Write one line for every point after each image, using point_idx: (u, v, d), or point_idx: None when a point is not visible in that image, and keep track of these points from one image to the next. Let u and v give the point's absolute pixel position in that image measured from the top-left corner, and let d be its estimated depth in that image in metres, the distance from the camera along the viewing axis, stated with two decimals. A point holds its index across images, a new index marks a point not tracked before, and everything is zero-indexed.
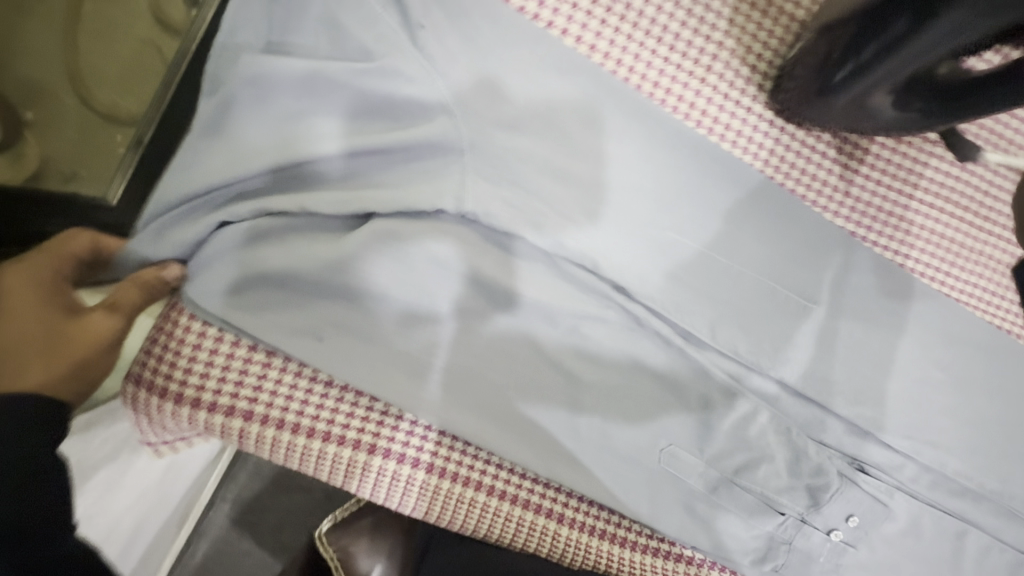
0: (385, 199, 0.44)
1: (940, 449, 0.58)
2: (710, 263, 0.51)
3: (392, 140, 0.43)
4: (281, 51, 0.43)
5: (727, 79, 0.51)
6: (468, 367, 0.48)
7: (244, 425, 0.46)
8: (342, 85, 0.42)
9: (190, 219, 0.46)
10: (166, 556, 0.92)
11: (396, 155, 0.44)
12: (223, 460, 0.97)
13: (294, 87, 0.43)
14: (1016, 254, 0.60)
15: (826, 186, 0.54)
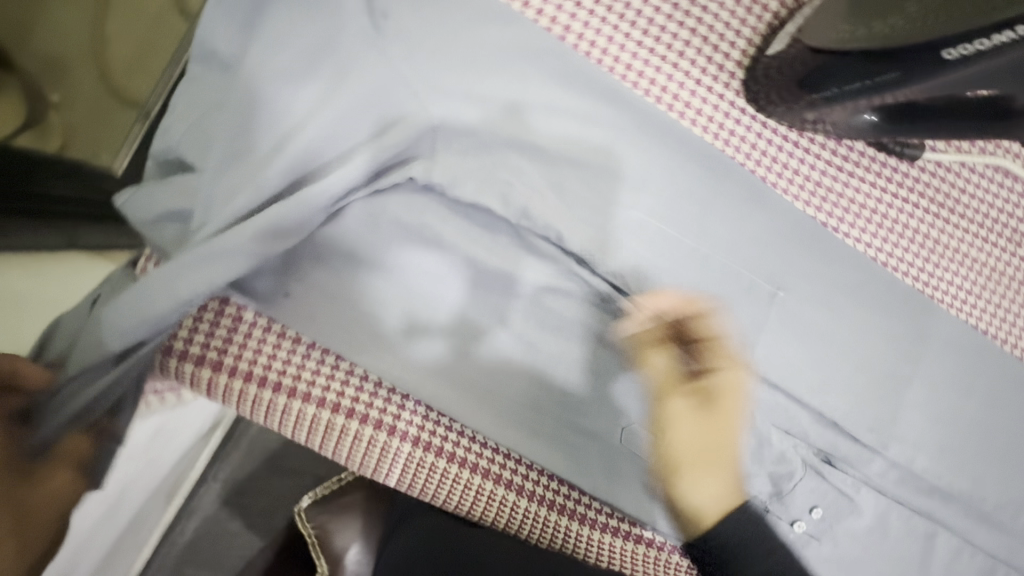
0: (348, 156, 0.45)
1: (906, 443, 0.58)
2: (676, 244, 0.52)
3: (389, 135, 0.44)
4: (266, 22, 0.47)
5: (699, 65, 0.51)
6: (430, 344, 0.49)
7: (213, 375, 0.48)
8: (352, 67, 0.45)
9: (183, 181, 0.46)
10: (156, 526, 0.95)
11: (394, 154, 0.45)
12: (213, 438, 0.99)
13: (316, 64, 0.46)
14: (993, 253, 0.60)
15: (800, 175, 0.54)
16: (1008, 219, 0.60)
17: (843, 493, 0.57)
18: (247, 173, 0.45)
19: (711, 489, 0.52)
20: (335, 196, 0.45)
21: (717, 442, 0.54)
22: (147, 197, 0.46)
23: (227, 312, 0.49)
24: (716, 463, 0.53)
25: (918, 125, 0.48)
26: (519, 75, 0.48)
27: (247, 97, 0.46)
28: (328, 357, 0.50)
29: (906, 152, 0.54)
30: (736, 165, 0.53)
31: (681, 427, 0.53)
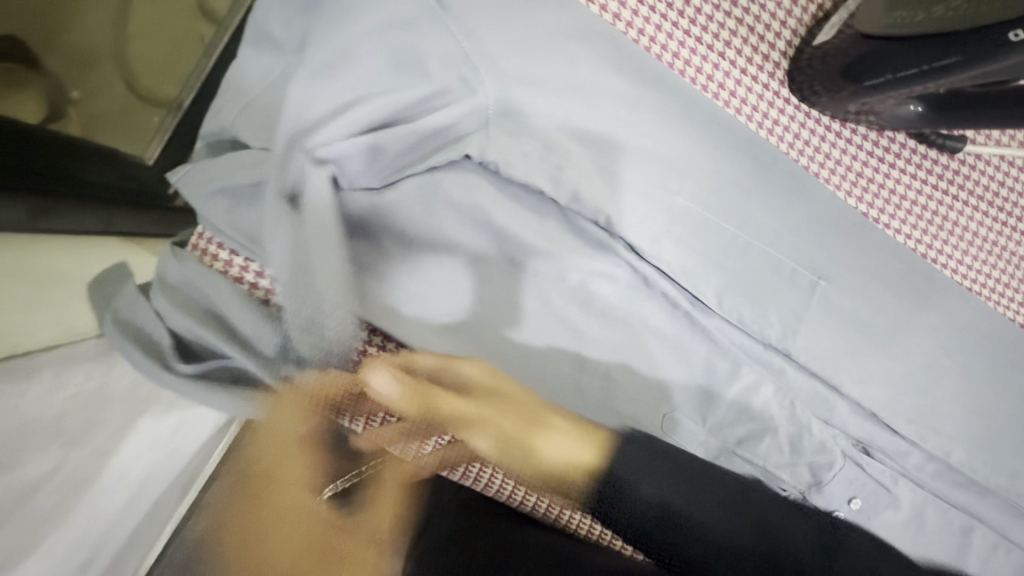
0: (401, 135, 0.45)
1: (945, 437, 0.58)
2: (719, 232, 0.53)
3: (444, 115, 0.45)
4: (320, 3, 0.47)
5: (746, 54, 0.52)
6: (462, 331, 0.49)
7: None
8: (408, 50, 0.46)
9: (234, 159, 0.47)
10: None
11: (447, 131, 0.46)
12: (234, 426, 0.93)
13: (371, 45, 0.46)
14: None
15: (842, 165, 0.54)
16: None
17: (881, 485, 0.57)
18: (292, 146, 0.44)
19: (572, 457, 0.48)
20: (394, 170, 0.47)
21: (526, 401, 0.49)
22: (201, 171, 0.47)
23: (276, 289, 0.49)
24: (523, 429, 0.48)
25: (965, 114, 0.48)
26: (569, 60, 0.48)
27: (298, 78, 0.46)
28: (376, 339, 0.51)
29: (948, 144, 0.55)
30: (781, 154, 0.53)
31: (484, 407, 0.47)
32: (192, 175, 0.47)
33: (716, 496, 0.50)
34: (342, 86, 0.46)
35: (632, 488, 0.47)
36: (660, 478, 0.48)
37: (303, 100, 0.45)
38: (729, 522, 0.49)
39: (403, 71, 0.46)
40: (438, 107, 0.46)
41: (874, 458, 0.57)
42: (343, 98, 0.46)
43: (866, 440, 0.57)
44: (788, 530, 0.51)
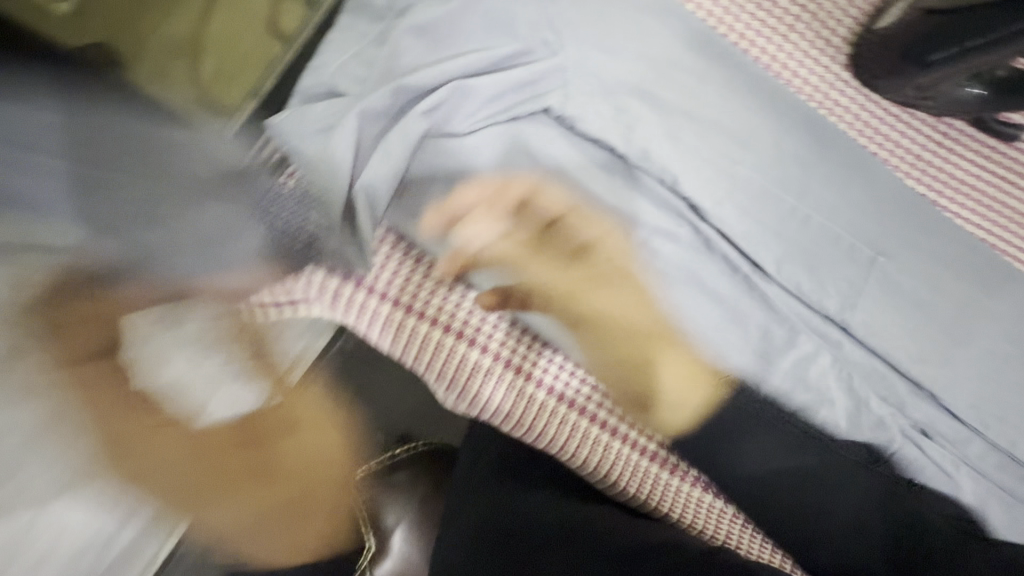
0: (492, 85, 0.50)
1: (1010, 427, 0.56)
2: (779, 202, 0.55)
3: (530, 71, 0.50)
4: None
5: (807, 39, 0.55)
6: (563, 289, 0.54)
7: (345, 286, 0.56)
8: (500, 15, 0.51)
9: (324, 105, 0.52)
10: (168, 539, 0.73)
11: (528, 88, 0.51)
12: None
13: (465, 9, 0.51)
14: None
15: (902, 148, 0.56)
16: None
17: (941, 471, 0.56)
18: (392, 94, 0.49)
19: (685, 389, 0.53)
20: (478, 121, 0.51)
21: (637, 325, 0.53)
22: (296, 114, 0.52)
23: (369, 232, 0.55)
24: (639, 301, 0.53)
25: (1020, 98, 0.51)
26: (644, 33, 0.52)
27: (399, 35, 0.50)
28: (453, 288, 0.57)
29: (1006, 131, 0.56)
30: (840, 132, 0.56)
31: (619, 296, 0.52)
32: (288, 120, 0.51)
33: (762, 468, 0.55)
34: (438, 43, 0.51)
35: (740, 450, 0.55)
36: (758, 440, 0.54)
37: (402, 55, 0.50)
38: (884, 533, 0.54)
39: (492, 33, 0.51)
40: (521, 64, 0.51)
41: (935, 444, 0.56)
42: (439, 55, 0.51)
43: (927, 424, 0.56)
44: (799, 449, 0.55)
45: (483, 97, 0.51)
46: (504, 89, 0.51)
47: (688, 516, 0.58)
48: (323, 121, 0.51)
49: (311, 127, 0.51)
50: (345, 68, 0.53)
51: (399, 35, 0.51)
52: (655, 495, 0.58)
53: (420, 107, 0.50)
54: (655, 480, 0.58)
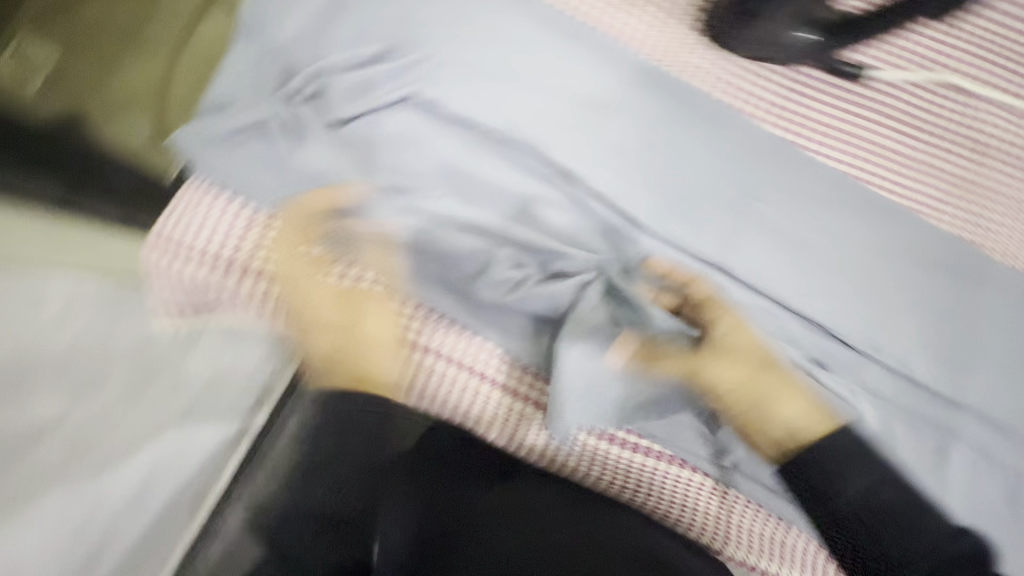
0: (365, 77, 0.55)
1: (900, 349, 0.59)
2: (650, 160, 0.58)
3: (396, 65, 0.55)
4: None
5: (658, 11, 0.60)
6: (535, 295, 0.57)
7: (249, 281, 0.59)
8: (363, 15, 0.55)
9: (218, 118, 0.56)
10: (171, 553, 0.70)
11: (394, 80, 0.55)
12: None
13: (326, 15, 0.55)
14: (973, 168, 0.62)
15: (759, 99, 0.60)
16: (991, 136, 0.62)
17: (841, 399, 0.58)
18: (278, 101, 0.56)
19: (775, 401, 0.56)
20: (360, 109, 0.55)
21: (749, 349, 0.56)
22: (195, 129, 0.56)
23: (265, 230, 0.58)
24: (781, 381, 0.56)
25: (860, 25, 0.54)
26: (502, 18, 0.56)
27: (281, 49, 0.56)
28: (353, 275, 0.59)
29: (848, 72, 0.60)
30: (698, 91, 0.59)
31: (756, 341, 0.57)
32: (189, 142, 0.56)
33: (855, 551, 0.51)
34: (314, 50, 0.56)
35: (839, 485, 0.51)
36: (865, 477, 0.50)
37: (285, 71, 0.56)
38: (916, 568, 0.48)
39: (357, 37, 0.55)
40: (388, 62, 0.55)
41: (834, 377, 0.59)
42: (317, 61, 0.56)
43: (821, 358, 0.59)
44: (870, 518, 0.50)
45: (359, 92, 0.55)
46: (380, 80, 0.55)
47: (608, 474, 0.61)
48: (219, 132, 0.56)
49: (210, 141, 0.56)
50: (230, 87, 0.57)
51: (281, 53, 0.56)
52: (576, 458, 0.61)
53: (308, 107, 0.56)
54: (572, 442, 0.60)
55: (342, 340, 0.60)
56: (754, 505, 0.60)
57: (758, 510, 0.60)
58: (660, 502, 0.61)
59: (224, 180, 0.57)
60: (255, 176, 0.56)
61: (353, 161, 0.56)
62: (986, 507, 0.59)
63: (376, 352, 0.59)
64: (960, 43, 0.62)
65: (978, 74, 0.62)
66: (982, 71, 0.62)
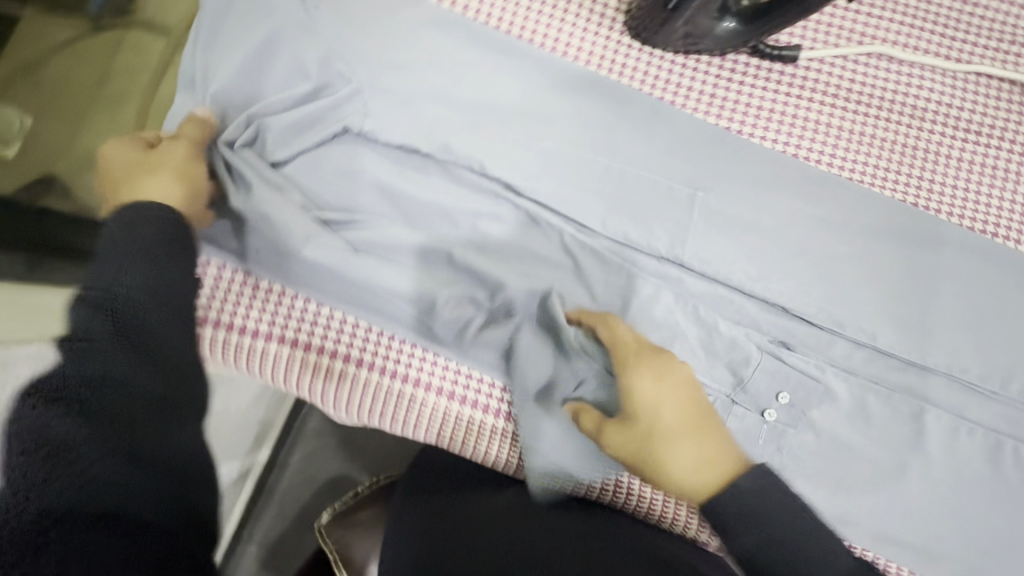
0: (304, 116, 0.56)
1: (862, 322, 0.59)
2: (591, 164, 0.59)
3: (329, 98, 0.56)
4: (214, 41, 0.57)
5: (584, 17, 0.61)
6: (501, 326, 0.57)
7: (200, 328, 0.56)
8: (296, 55, 0.56)
9: None
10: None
11: (330, 116, 0.57)
12: (245, 489, 0.93)
13: (259, 59, 0.57)
14: (920, 133, 0.62)
15: (693, 92, 0.61)
16: (934, 99, 0.62)
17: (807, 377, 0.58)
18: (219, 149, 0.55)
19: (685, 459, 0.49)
20: (302, 146, 0.57)
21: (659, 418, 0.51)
22: None
23: (219, 273, 0.57)
24: (695, 435, 0.50)
25: (774, 15, 0.53)
26: (430, 44, 0.58)
27: (215, 95, 0.57)
28: (308, 306, 0.57)
29: (786, 55, 0.60)
30: (632, 90, 0.60)
31: (671, 393, 0.52)
32: None
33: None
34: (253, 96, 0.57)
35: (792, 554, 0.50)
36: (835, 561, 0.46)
37: (225, 117, 0.57)
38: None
39: (292, 77, 0.57)
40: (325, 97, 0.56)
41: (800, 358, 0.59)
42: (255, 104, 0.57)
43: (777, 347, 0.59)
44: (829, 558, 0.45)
45: (302, 131, 0.57)
46: (316, 116, 0.56)
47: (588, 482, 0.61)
48: None
49: None
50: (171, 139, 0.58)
51: (216, 102, 0.57)
52: None
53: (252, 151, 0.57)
54: None
55: (140, 164, 0.52)
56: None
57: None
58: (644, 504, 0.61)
59: None
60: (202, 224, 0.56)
61: (294, 202, 0.56)
62: (966, 469, 0.58)
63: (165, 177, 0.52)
64: (890, 12, 0.62)
65: (908, 40, 0.62)
66: (917, 39, 0.62)
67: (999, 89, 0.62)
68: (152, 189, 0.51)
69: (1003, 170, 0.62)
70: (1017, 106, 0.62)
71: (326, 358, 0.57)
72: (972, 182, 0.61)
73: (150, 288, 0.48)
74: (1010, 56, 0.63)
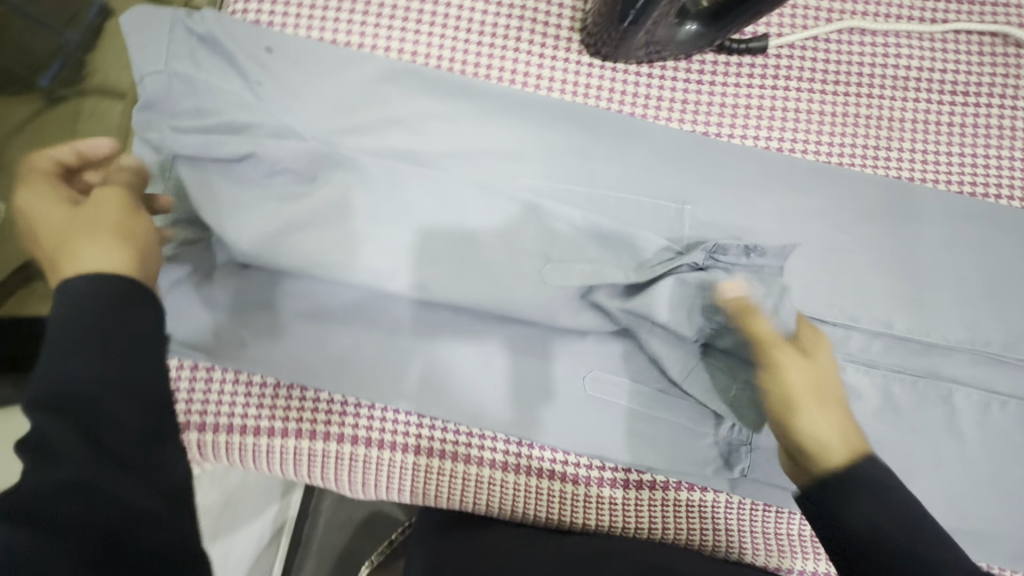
0: (261, 190, 0.52)
1: (876, 311, 0.57)
2: (571, 194, 0.56)
3: (286, 163, 0.52)
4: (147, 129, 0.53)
5: (538, 42, 0.59)
6: (508, 376, 0.56)
7: (199, 435, 0.55)
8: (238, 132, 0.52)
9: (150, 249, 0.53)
10: None
11: (291, 178, 0.52)
12: (281, 546, 0.91)
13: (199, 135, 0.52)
14: (904, 104, 0.59)
15: (663, 101, 0.59)
16: (913, 66, 0.59)
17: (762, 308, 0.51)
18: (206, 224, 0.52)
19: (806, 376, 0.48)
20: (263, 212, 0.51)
21: (796, 386, 0.48)
22: None
23: (207, 376, 0.55)
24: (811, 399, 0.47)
25: (738, 15, 0.50)
26: (385, 101, 0.56)
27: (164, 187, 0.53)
28: (305, 393, 0.56)
29: (755, 46, 0.57)
30: (599, 110, 0.58)
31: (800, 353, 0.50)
32: None
33: (824, 530, 0.42)
34: None
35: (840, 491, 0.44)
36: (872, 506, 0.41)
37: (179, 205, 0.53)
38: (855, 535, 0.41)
39: None
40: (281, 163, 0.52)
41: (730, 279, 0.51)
42: None
43: None
44: (853, 498, 0.42)
45: (263, 194, 0.52)
46: (275, 185, 0.52)
47: (619, 522, 0.58)
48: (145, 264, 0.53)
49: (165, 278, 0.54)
50: None
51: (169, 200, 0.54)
52: (584, 512, 0.58)
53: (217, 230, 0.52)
54: (575, 497, 0.58)
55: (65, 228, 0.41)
56: (773, 508, 0.58)
57: (777, 511, 0.58)
58: (682, 536, 0.58)
59: None
60: (189, 327, 0.54)
61: (276, 289, 0.54)
62: (1004, 444, 0.57)
63: (94, 230, 0.39)
64: None
65: (877, 9, 0.59)
66: (887, 6, 0.59)
67: (980, 45, 0.59)
68: (80, 240, 0.38)
69: (996, 128, 0.59)
70: (1002, 60, 0.59)
71: (332, 441, 0.56)
72: (968, 146, 0.59)
73: (121, 384, 0.33)
74: (988, 8, 0.60)
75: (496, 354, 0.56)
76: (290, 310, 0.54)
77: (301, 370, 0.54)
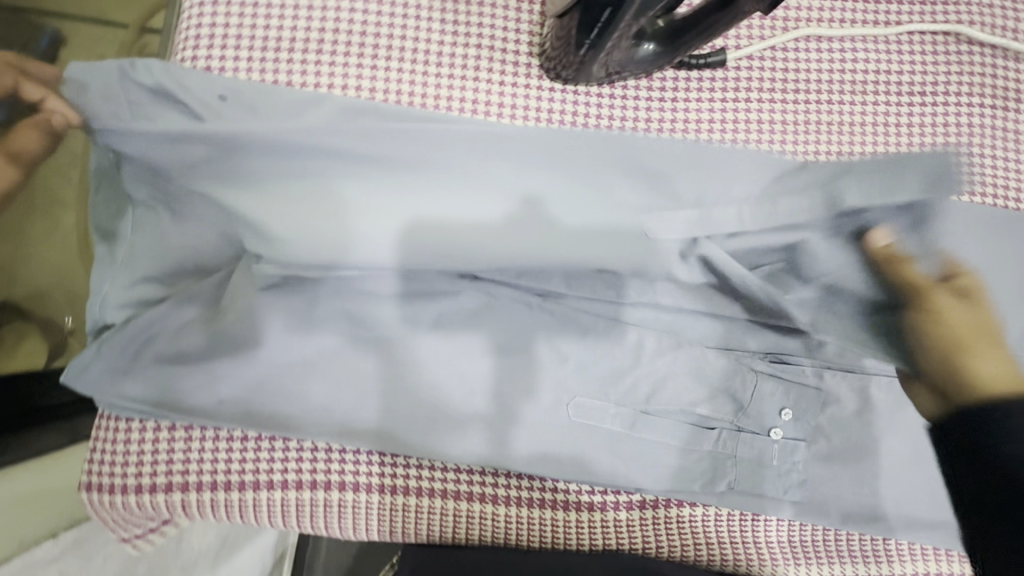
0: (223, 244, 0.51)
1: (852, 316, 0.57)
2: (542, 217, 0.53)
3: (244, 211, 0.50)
4: None
5: (497, 69, 0.58)
6: (492, 409, 0.56)
7: (183, 496, 0.54)
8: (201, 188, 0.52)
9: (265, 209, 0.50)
10: None
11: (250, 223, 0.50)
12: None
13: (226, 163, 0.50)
14: (864, 108, 0.59)
15: (627, 121, 0.59)
16: (870, 70, 0.60)
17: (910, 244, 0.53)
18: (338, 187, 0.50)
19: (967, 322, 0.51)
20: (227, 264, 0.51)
21: (961, 327, 0.50)
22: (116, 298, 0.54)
23: (188, 435, 0.54)
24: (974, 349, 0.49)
25: (691, 36, 0.50)
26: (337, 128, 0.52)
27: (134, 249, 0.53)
28: (288, 444, 0.55)
29: (713, 61, 0.57)
30: (563, 132, 0.56)
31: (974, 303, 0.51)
32: (79, 379, 0.53)
33: None
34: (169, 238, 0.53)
35: None
36: None
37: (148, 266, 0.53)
38: None
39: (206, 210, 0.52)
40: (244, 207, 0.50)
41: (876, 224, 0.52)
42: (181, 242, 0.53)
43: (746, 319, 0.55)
44: None
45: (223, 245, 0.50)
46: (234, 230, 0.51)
47: (611, 542, 0.59)
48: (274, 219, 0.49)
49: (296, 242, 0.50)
50: (97, 297, 0.54)
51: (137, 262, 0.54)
52: (576, 536, 0.59)
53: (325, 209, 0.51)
54: (565, 523, 0.58)
55: None
56: (760, 518, 0.59)
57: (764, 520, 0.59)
58: (674, 551, 0.59)
59: (132, 404, 0.53)
60: (158, 385, 0.53)
61: (244, 342, 0.52)
62: None
63: None
64: None
65: (831, 15, 0.60)
66: (842, 12, 0.60)
67: (934, 45, 0.60)
68: None
69: (956, 126, 0.60)
70: (957, 58, 0.60)
71: (320, 488, 0.56)
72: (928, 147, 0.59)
73: None
74: (940, 7, 0.60)
75: (477, 386, 0.55)
76: (265, 363, 0.53)
77: (281, 421, 0.54)
